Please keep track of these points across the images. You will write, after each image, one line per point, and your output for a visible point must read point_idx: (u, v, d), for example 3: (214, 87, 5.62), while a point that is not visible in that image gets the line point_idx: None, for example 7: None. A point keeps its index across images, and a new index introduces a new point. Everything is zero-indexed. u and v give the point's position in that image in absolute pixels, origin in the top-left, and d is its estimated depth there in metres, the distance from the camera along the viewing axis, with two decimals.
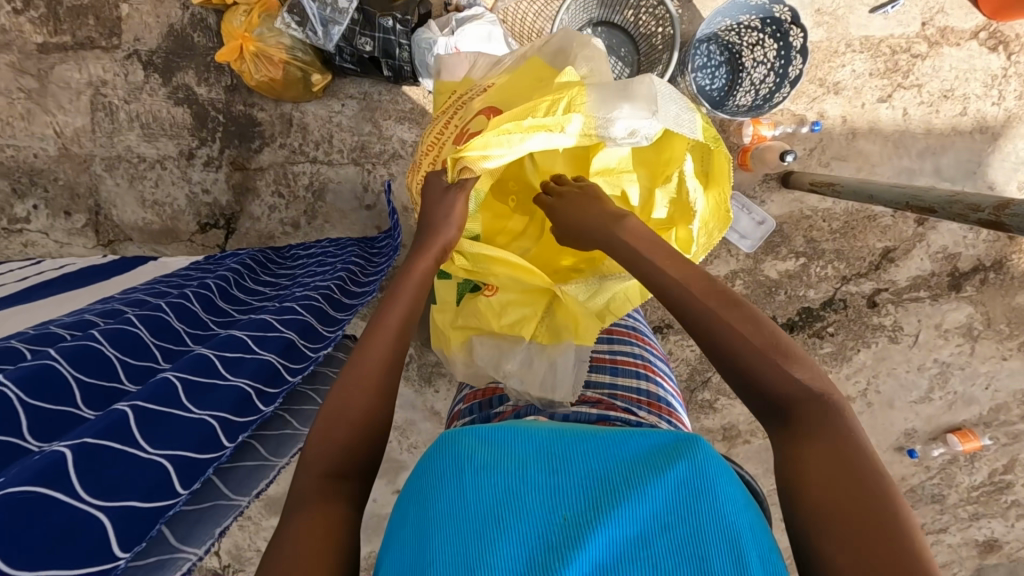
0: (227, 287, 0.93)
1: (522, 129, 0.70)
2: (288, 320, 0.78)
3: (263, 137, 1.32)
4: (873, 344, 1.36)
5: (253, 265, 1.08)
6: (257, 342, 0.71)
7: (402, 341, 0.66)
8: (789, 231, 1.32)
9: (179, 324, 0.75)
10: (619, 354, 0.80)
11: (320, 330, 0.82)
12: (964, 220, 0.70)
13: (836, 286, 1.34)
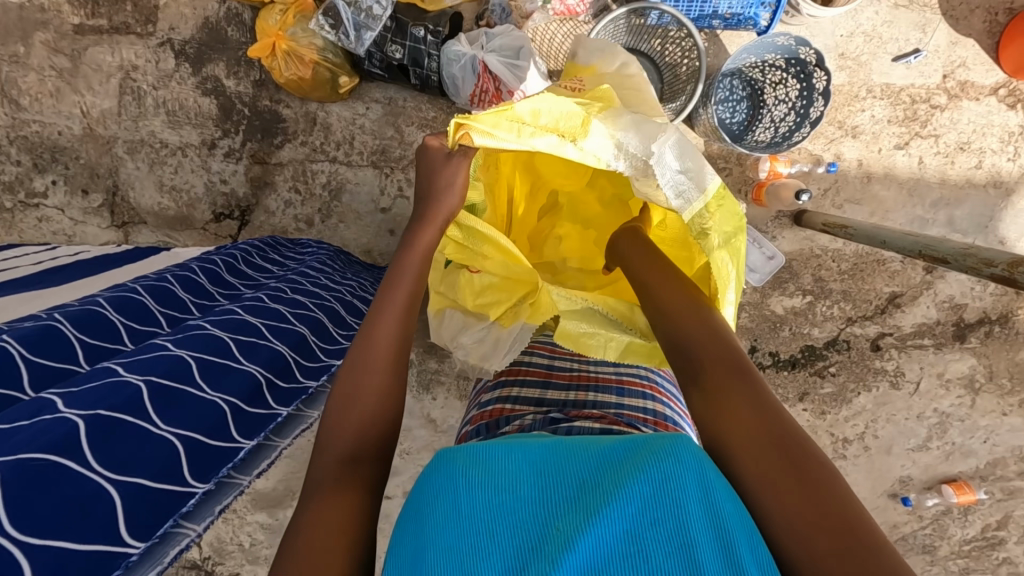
0: (233, 263, 0.93)
1: (535, 122, 0.71)
2: (301, 315, 0.79)
3: (286, 133, 1.34)
4: (874, 388, 1.36)
5: (261, 247, 1.08)
6: (270, 331, 0.71)
7: (407, 323, 0.68)
8: (797, 268, 1.32)
9: (185, 295, 0.76)
10: (625, 373, 0.80)
11: (331, 331, 0.84)
12: (976, 274, 0.71)
13: (840, 326, 1.34)
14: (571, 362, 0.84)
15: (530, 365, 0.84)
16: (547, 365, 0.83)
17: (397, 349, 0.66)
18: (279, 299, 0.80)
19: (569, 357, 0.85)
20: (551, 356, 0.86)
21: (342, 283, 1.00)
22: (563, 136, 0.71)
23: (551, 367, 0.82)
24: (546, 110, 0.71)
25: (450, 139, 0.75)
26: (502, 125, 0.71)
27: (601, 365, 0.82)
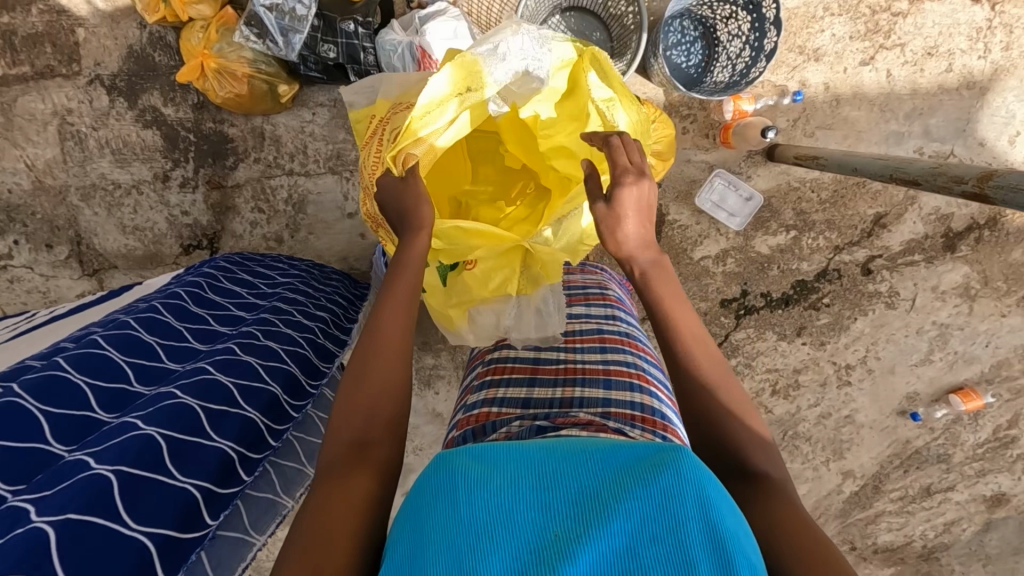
0: (200, 292, 0.85)
1: (436, 104, 0.78)
2: (275, 370, 0.76)
3: (237, 153, 1.29)
4: (870, 312, 1.35)
5: (238, 262, 1.07)
6: (243, 395, 0.69)
7: (410, 316, 0.72)
8: (778, 205, 1.27)
9: (152, 338, 0.70)
10: (611, 357, 0.81)
11: (304, 384, 0.81)
12: (948, 193, 0.68)
13: (829, 256, 1.31)
14: (558, 346, 0.84)
15: (518, 355, 0.85)
16: (535, 354, 0.84)
17: (403, 341, 0.69)
18: (255, 348, 0.75)
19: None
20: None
21: (316, 317, 0.96)
22: (468, 97, 0.81)
23: (538, 362, 0.82)
24: (432, 92, 0.77)
25: (393, 169, 0.77)
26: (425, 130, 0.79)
27: (588, 353, 0.82)
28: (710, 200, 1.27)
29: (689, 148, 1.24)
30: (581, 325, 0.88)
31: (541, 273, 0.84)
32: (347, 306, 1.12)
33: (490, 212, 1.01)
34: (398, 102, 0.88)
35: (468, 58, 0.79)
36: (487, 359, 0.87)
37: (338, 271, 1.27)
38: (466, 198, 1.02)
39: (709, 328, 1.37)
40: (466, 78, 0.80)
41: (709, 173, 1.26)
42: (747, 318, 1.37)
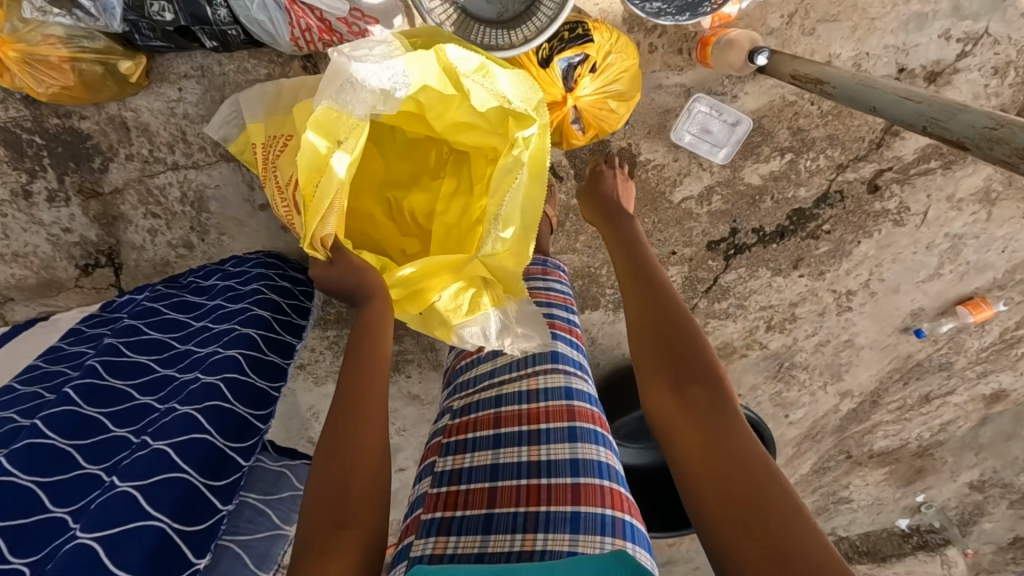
0: (98, 380, 0.73)
1: (320, 172, 0.68)
2: (155, 493, 0.62)
3: (102, 151, 1.04)
4: (876, 232, 1.19)
5: (137, 325, 0.86)
6: (114, 553, 0.57)
7: (382, 369, 0.70)
8: (771, 125, 1.05)
9: (27, 480, 0.60)
10: (581, 458, 0.67)
11: (205, 496, 0.66)
12: (1008, 169, 0.49)
13: (831, 177, 1.12)
14: (522, 428, 0.70)
15: (475, 451, 0.71)
16: (494, 450, 0.69)
17: (380, 397, 0.68)
18: (140, 471, 0.62)
19: (518, 409, 0.73)
20: (497, 411, 0.74)
21: (224, 366, 0.77)
22: (347, 148, 0.69)
23: (496, 476, 0.67)
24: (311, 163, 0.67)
25: (318, 256, 0.71)
26: (328, 190, 0.68)
27: (554, 444, 0.68)
28: (690, 132, 1.04)
29: (659, 70, 0.99)
30: (545, 385, 0.74)
31: (500, 288, 0.77)
32: (273, 327, 0.88)
33: (423, 195, 0.94)
34: (274, 136, 0.85)
35: (321, 112, 0.67)
36: (442, 455, 0.74)
37: (264, 269, 1.00)
38: (392, 191, 0.94)
39: (696, 274, 1.22)
40: (329, 131, 0.68)
41: (686, 99, 1.02)
42: (737, 258, 1.21)
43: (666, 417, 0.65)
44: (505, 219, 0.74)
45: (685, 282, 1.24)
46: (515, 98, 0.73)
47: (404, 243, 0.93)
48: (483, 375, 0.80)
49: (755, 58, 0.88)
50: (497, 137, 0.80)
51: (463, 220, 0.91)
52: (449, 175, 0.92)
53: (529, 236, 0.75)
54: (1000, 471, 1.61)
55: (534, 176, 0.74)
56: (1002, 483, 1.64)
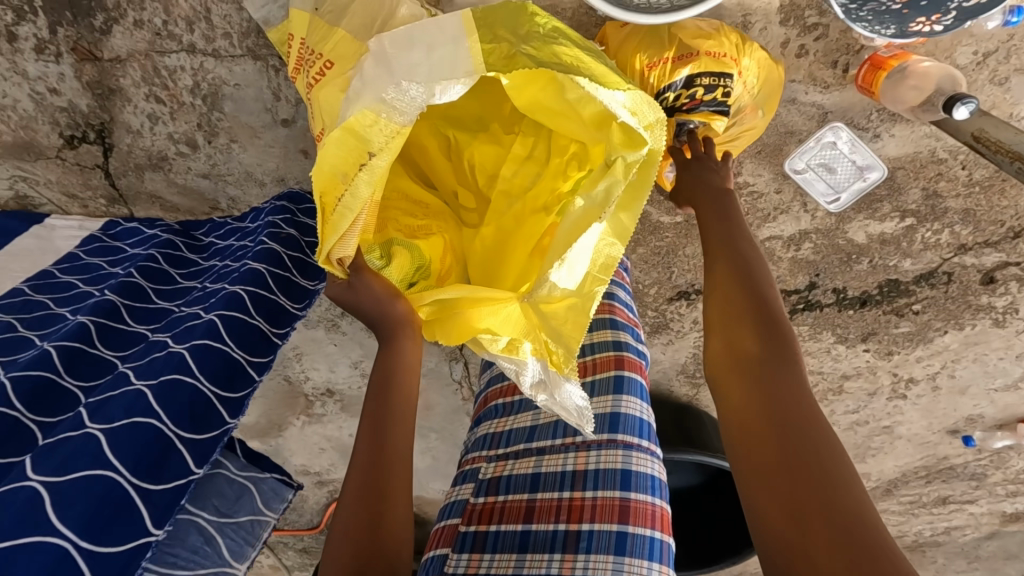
0: (87, 347, 0.59)
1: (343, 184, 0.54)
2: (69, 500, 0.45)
3: (106, 7, 0.85)
4: (968, 327, 1.03)
5: (140, 283, 0.71)
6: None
7: (410, 412, 0.64)
8: (903, 180, 0.87)
9: None
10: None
11: (138, 501, 0.48)
12: None
13: (945, 256, 0.94)
14: (558, 526, 0.67)
15: (498, 549, 0.68)
16: (519, 554, 0.66)
17: (401, 450, 0.62)
18: (60, 464, 0.46)
19: (557, 498, 0.69)
20: (531, 497, 0.71)
21: (195, 332, 0.60)
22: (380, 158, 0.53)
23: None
24: (335, 171, 0.53)
25: (335, 273, 0.61)
26: (351, 204, 0.55)
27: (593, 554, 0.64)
28: (810, 165, 0.87)
29: (801, 81, 0.80)
30: (595, 467, 0.69)
31: (551, 346, 0.63)
32: (267, 284, 0.70)
33: (489, 147, 0.73)
34: (313, 47, 0.63)
35: (355, 116, 0.50)
36: (457, 550, 0.70)
37: (273, 216, 0.82)
38: (454, 131, 0.74)
39: None
40: (356, 139, 0.52)
41: (820, 125, 0.84)
42: (804, 315, 1.05)
43: (718, 372, 0.59)
44: (567, 259, 0.59)
45: None
46: (625, 109, 0.55)
47: (459, 194, 0.76)
48: (519, 439, 0.77)
49: (954, 108, 0.66)
50: (586, 133, 0.62)
51: (531, 194, 0.71)
52: (524, 132, 0.71)
53: (599, 283, 0.60)
54: None
55: (627, 209, 0.59)
56: None
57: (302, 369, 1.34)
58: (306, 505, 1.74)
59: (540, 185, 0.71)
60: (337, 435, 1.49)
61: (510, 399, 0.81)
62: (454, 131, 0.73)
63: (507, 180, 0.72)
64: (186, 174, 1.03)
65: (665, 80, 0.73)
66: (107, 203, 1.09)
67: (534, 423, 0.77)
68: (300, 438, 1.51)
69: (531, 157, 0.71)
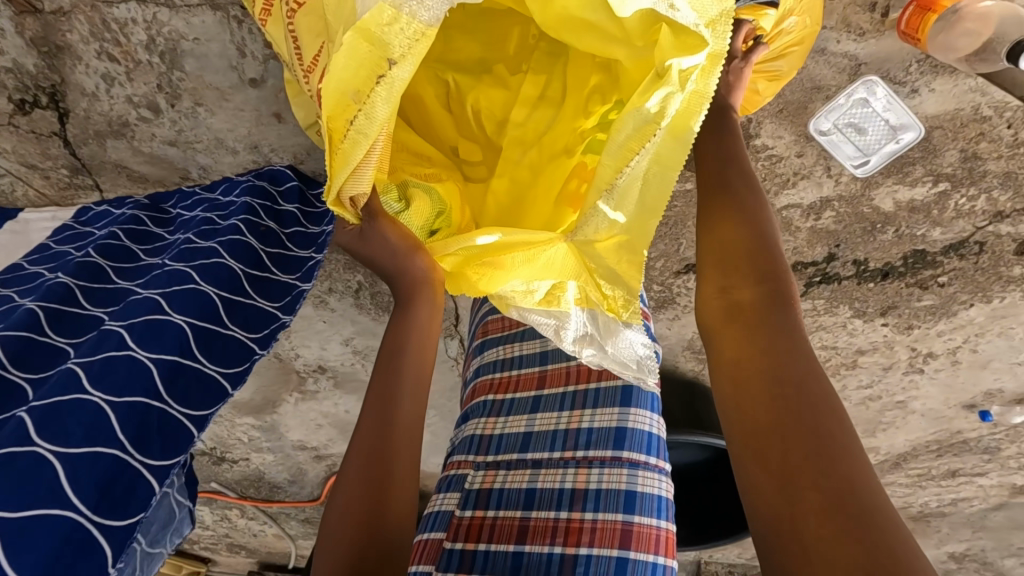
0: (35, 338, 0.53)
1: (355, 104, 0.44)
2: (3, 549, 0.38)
3: None
4: (997, 299, 0.96)
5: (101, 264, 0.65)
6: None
7: (421, 387, 0.55)
8: (940, 141, 0.78)
9: None
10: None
11: (91, 535, 0.42)
12: None
13: (979, 224, 0.87)
14: (553, 548, 0.63)
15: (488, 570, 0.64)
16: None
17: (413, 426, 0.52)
18: (10, 496, 0.40)
19: (554, 518, 0.65)
20: (525, 516, 0.66)
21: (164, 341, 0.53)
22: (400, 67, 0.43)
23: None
24: (345, 86, 0.43)
25: (346, 217, 0.52)
26: (366, 128, 0.45)
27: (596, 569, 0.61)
28: (836, 125, 0.79)
29: (833, 27, 0.71)
30: (597, 486, 0.65)
31: (596, 294, 0.56)
32: (243, 289, 0.63)
33: (494, 91, 0.71)
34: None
35: (370, 13, 0.40)
36: (442, 568, 0.66)
37: (249, 199, 0.75)
38: (454, 75, 0.70)
39: None
40: (372, 42, 0.41)
41: (851, 79, 0.75)
42: (820, 288, 0.99)
43: (712, 324, 0.50)
44: (618, 187, 0.49)
45: None
46: (682, 2, 0.46)
47: (460, 147, 0.73)
48: (512, 445, 0.72)
49: None
50: (626, 51, 0.56)
51: (546, 139, 0.68)
52: (534, 71, 0.69)
53: (655, 217, 0.48)
54: (987, 550, 1.52)
55: (675, 137, 0.47)
56: (982, 560, 1.55)
57: (292, 346, 1.28)
58: (305, 477, 1.72)
59: (559, 123, 0.67)
60: (332, 411, 1.46)
61: (502, 397, 0.76)
62: (454, 74, 0.70)
63: (519, 122, 0.69)
64: (151, 141, 0.94)
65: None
66: (70, 174, 1.01)
67: (530, 429, 0.72)
68: (294, 413, 1.48)
69: (546, 96, 0.69)
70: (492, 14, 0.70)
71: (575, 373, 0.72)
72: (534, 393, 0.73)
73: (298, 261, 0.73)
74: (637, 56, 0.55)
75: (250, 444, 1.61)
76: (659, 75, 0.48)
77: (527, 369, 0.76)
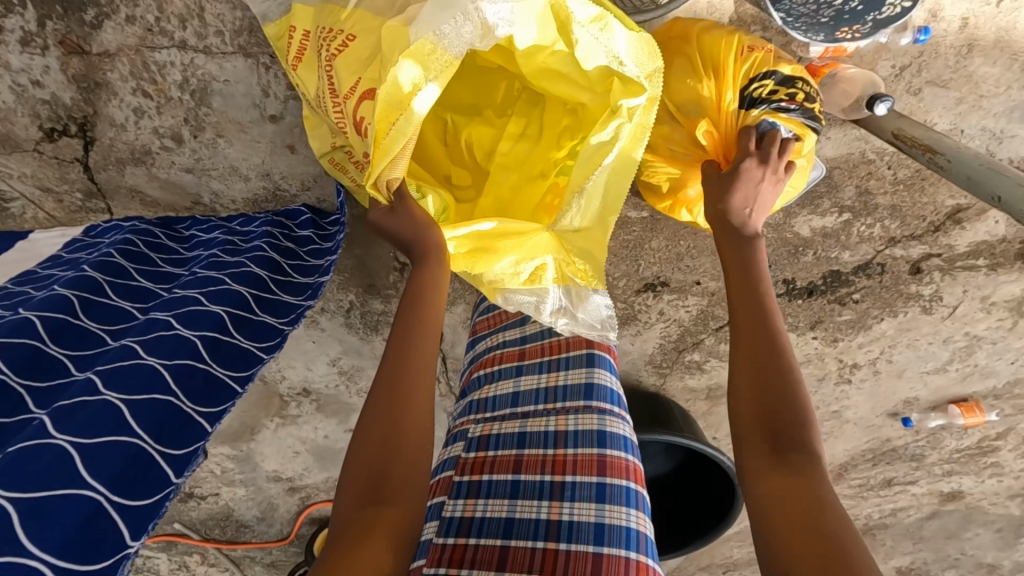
0: (73, 320, 0.62)
1: (395, 113, 0.62)
2: (94, 461, 0.47)
3: (98, 3, 0.88)
4: (901, 314, 1.14)
5: (121, 263, 0.76)
6: (31, 524, 0.42)
7: (427, 336, 0.66)
8: (840, 179, 0.98)
9: None
10: (608, 524, 0.63)
11: (155, 456, 0.52)
12: None
13: (878, 248, 1.06)
14: (544, 476, 0.68)
15: (490, 497, 0.69)
16: (510, 501, 0.67)
17: (425, 373, 0.64)
18: (92, 426, 0.49)
19: (542, 453, 0.70)
20: (519, 453, 0.71)
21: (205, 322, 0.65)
22: (433, 86, 0.63)
23: (510, 532, 0.65)
24: (387, 99, 0.61)
25: (379, 198, 0.67)
26: (405, 129, 0.63)
27: (579, 493, 0.66)
28: None
29: None
30: (575, 427, 0.71)
31: (575, 271, 0.76)
32: (268, 287, 0.79)
33: (484, 128, 0.87)
34: (329, 27, 0.73)
35: (416, 45, 0.59)
36: (453, 496, 0.71)
37: (269, 228, 0.94)
38: (451, 115, 0.88)
39: (712, 310, 1.17)
40: (416, 66, 0.60)
41: None
42: None
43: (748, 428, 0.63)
44: (586, 189, 0.71)
45: (698, 315, 1.18)
46: (629, 61, 0.67)
47: (453, 175, 0.88)
48: (504, 403, 0.78)
49: (874, 105, 0.78)
50: (590, 96, 0.74)
51: (526, 165, 0.85)
52: (518, 115, 0.86)
53: (614, 213, 0.71)
54: (929, 563, 1.64)
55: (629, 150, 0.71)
56: None
57: (279, 368, 1.34)
58: (276, 513, 1.69)
59: (536, 152, 0.85)
60: (312, 437, 1.49)
61: (491, 370, 0.84)
62: (451, 116, 0.87)
63: (504, 152, 0.86)
64: (169, 168, 1.04)
65: (750, 75, 0.81)
66: (83, 198, 1.09)
67: (518, 390, 0.79)
68: (273, 440, 1.50)
69: (527, 132, 0.86)
70: (483, 68, 0.87)
71: (548, 348, 0.81)
72: (517, 364, 0.81)
73: (310, 265, 0.89)
74: (597, 100, 0.74)
75: (221, 478, 1.60)
76: (613, 111, 0.69)
77: (510, 348, 0.84)
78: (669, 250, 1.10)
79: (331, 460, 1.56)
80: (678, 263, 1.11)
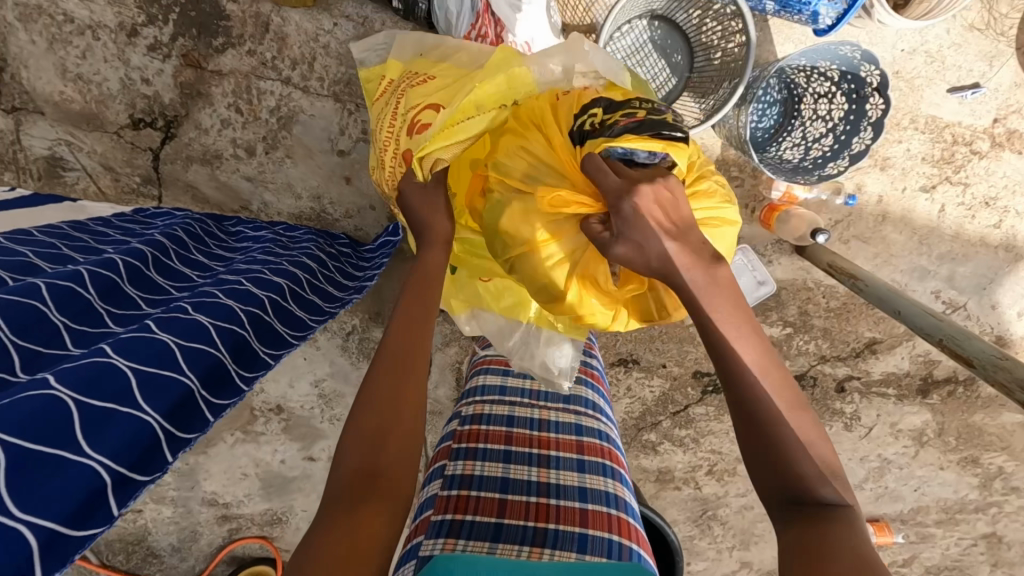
0: (141, 268, 0.76)
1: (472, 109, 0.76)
2: (195, 355, 0.58)
3: (230, 35, 1.08)
4: (828, 427, 1.32)
5: (183, 238, 0.91)
6: (143, 389, 0.51)
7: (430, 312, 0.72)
8: (786, 298, 1.23)
9: (60, 317, 0.59)
10: (589, 487, 0.77)
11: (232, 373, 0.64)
12: (960, 363, 0.69)
13: (811, 363, 1.27)
14: (532, 450, 0.81)
15: (485, 462, 0.80)
16: (504, 464, 0.79)
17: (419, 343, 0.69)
18: (184, 331, 0.59)
19: (529, 433, 0.83)
20: (509, 430, 0.84)
21: (269, 287, 0.79)
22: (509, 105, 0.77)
23: (506, 489, 0.77)
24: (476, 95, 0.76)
25: (419, 171, 0.77)
26: (469, 126, 0.75)
27: (564, 465, 0.80)
28: None
29: None
30: (557, 417, 0.85)
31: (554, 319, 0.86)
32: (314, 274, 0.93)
33: None
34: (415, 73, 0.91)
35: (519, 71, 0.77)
36: (452, 460, 0.81)
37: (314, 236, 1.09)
38: None
39: (672, 394, 1.33)
40: (509, 86, 0.77)
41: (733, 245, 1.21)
42: (712, 396, 1.32)
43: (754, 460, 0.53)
44: None
45: (660, 397, 1.34)
46: None
47: None
48: (492, 392, 0.89)
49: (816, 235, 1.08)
50: None
51: None
52: None
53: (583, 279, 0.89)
54: None
55: None
56: None
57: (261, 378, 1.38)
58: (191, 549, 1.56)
59: None
60: (267, 460, 1.47)
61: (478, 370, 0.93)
62: None
63: None
64: (231, 174, 1.18)
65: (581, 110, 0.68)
66: (139, 183, 1.20)
67: (504, 384, 0.89)
68: (224, 457, 1.46)
69: None
70: None
71: None
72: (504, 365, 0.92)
73: (347, 270, 1.05)
74: None
75: (150, 494, 1.49)
76: None
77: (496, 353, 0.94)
78: (646, 333, 1.29)
79: (275, 492, 1.50)
80: (650, 344, 1.30)
